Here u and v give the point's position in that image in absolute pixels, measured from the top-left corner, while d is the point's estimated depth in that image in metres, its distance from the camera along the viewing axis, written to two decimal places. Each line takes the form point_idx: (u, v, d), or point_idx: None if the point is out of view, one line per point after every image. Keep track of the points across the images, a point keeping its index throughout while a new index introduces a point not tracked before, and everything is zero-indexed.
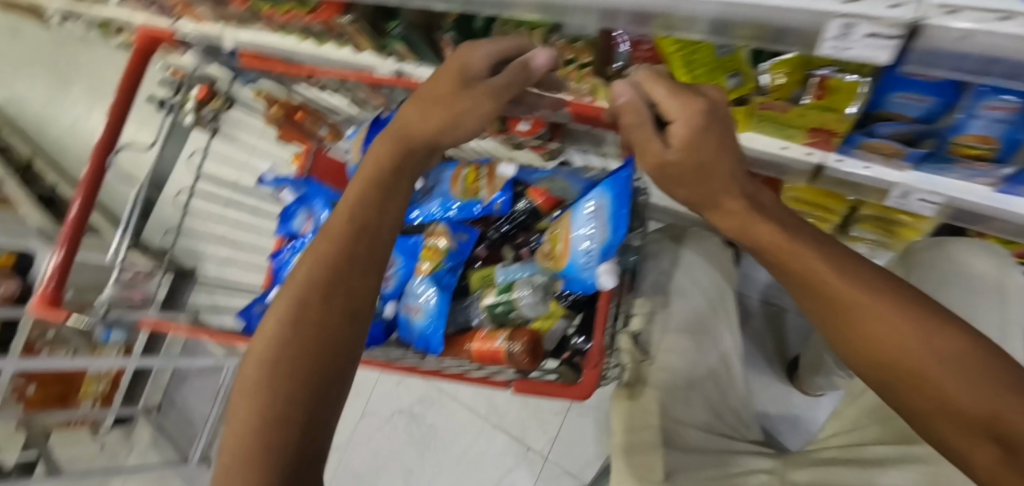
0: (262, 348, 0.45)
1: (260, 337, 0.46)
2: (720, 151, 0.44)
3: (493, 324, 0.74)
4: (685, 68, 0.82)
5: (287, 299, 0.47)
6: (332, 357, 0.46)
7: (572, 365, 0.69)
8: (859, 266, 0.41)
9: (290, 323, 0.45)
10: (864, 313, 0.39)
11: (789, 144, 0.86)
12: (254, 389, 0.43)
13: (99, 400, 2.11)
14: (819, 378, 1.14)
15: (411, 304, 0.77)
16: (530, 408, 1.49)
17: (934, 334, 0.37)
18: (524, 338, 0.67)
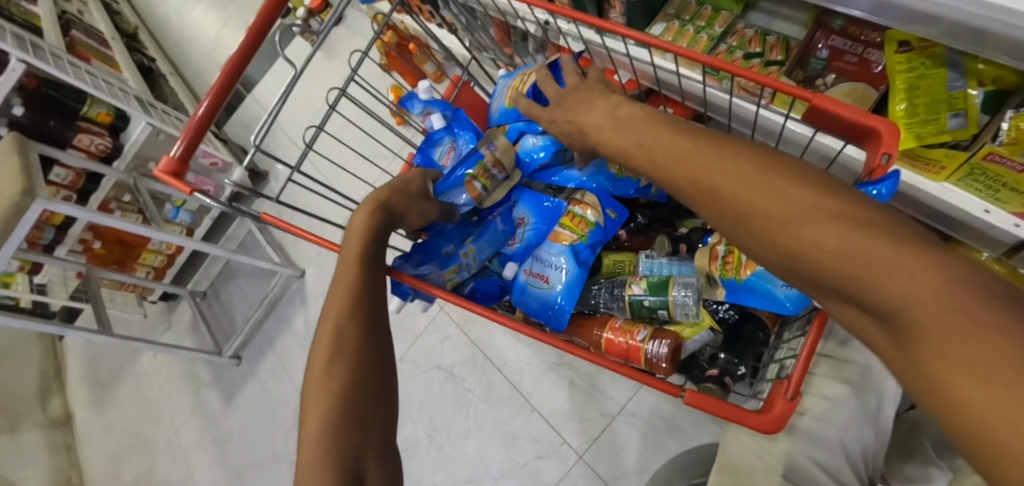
0: (331, 323, 0.63)
1: (328, 316, 0.63)
2: (768, 204, 0.44)
3: (631, 316, 0.74)
4: (906, 96, 0.74)
5: (344, 292, 0.65)
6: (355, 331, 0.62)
7: (720, 383, 0.67)
8: (774, 162, 0.47)
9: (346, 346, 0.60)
10: (757, 198, 0.45)
11: (994, 208, 0.75)
12: (325, 359, 0.60)
13: (152, 273, 2.16)
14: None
15: (542, 272, 0.80)
16: (578, 401, 1.44)
17: (834, 214, 0.40)
18: (673, 341, 0.67)
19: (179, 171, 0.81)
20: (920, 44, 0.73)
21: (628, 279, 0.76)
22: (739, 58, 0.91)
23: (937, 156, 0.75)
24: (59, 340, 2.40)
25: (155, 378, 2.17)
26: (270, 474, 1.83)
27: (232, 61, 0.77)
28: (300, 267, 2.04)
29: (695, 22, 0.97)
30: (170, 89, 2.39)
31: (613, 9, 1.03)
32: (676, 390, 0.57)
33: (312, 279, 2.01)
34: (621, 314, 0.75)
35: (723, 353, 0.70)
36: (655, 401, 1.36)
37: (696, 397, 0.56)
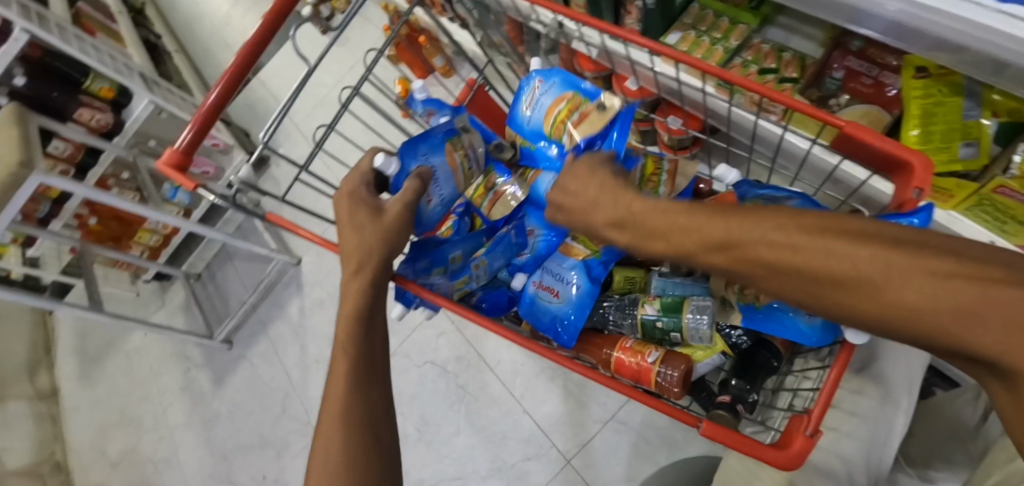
0: (342, 345, 0.61)
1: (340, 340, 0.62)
2: (813, 261, 0.40)
3: (642, 337, 0.73)
4: (921, 121, 0.74)
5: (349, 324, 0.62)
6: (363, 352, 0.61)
7: (733, 411, 0.66)
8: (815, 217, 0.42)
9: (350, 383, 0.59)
10: (821, 264, 0.40)
11: (1000, 239, 0.75)
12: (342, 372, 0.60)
13: (147, 251, 2.14)
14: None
15: (551, 286, 0.77)
16: (569, 406, 1.44)
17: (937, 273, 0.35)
18: (684, 366, 0.66)
19: (182, 163, 0.79)
20: (937, 71, 0.73)
21: (642, 298, 0.74)
22: (755, 72, 0.91)
23: (948, 185, 0.75)
24: (51, 312, 2.38)
25: (145, 356, 2.15)
26: (256, 459, 1.82)
27: (244, 50, 0.75)
28: (297, 254, 2.03)
29: (711, 33, 0.96)
30: (175, 66, 2.36)
31: (630, 15, 1.03)
32: (691, 419, 0.54)
33: (309, 267, 2.00)
34: (633, 334, 0.74)
35: (735, 379, 0.70)
36: (647, 410, 1.36)
37: (712, 429, 0.52)
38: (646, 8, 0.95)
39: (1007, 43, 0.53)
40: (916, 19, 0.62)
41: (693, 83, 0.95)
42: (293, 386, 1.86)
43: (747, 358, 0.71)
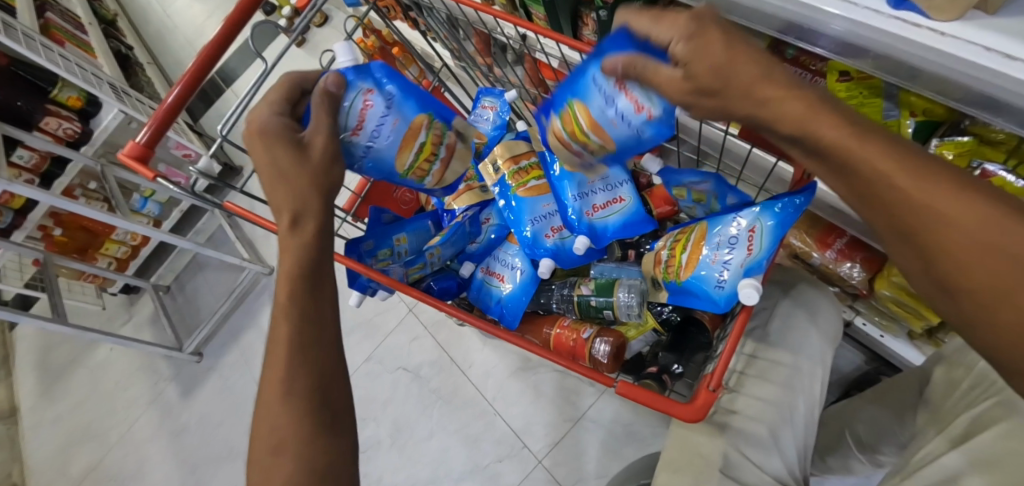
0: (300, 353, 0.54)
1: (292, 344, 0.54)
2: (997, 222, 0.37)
3: (579, 315, 0.74)
4: None
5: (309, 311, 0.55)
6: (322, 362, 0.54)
7: (658, 380, 0.69)
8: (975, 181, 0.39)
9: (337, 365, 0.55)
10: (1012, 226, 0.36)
11: None
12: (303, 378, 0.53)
13: (115, 263, 2.11)
14: (830, 459, 1.10)
15: (497, 271, 0.78)
16: (541, 406, 1.46)
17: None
18: (615, 338, 0.67)
19: (144, 156, 0.81)
20: (858, 75, 0.80)
21: (578, 279, 0.75)
22: None
23: None
24: (11, 328, 2.31)
25: (112, 369, 2.10)
26: (226, 471, 1.79)
27: (206, 48, 0.77)
28: (270, 264, 2.03)
29: None
30: (147, 78, 2.36)
31: (586, 27, 1.09)
32: (610, 379, 0.58)
33: (281, 276, 2.00)
34: (571, 313, 0.75)
35: (663, 351, 0.72)
36: (616, 407, 1.40)
37: (628, 389, 0.56)
38: (600, 20, 1.01)
39: (910, 49, 0.60)
40: (859, 37, 0.64)
41: None
42: None
43: (676, 333, 0.73)
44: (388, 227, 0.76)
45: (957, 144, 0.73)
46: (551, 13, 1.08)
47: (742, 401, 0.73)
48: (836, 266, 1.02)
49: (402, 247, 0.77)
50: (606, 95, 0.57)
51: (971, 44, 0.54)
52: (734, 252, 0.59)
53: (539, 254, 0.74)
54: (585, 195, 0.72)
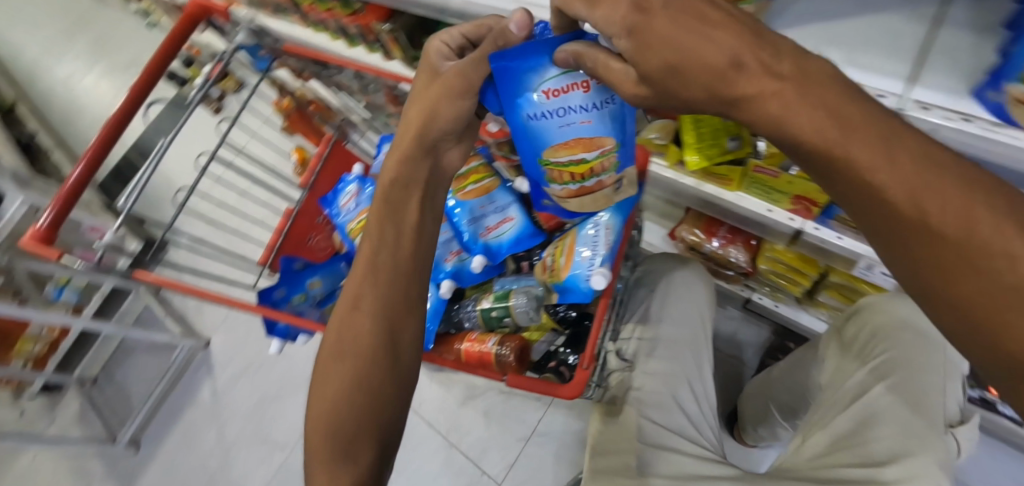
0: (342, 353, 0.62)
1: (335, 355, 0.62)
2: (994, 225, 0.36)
3: (484, 327, 0.80)
4: (692, 126, 0.91)
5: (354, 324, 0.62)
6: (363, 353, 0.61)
7: (556, 373, 0.77)
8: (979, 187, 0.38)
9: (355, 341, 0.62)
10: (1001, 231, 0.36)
11: (774, 207, 0.93)
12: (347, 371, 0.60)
13: (31, 362, 1.98)
14: (761, 429, 1.18)
15: None
16: (494, 430, 1.50)
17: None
18: (514, 341, 0.73)
19: (49, 237, 0.82)
20: None
21: (480, 294, 0.84)
22: None
23: (725, 172, 0.94)
24: None
25: (32, 478, 1.93)
26: None
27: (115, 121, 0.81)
28: (204, 336, 1.97)
29: None
30: (56, 164, 2.29)
31: None
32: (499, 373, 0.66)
33: (218, 347, 1.95)
34: (477, 327, 0.81)
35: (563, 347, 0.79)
36: (564, 418, 1.46)
37: (518, 380, 0.66)
38: None
39: None
40: None
41: None
42: (212, 474, 1.76)
43: (574, 328, 0.80)
44: (302, 274, 0.85)
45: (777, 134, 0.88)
46: None
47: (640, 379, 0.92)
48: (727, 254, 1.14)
49: (317, 290, 0.84)
50: (556, 106, 0.58)
51: None
52: (598, 248, 0.72)
53: (440, 277, 0.81)
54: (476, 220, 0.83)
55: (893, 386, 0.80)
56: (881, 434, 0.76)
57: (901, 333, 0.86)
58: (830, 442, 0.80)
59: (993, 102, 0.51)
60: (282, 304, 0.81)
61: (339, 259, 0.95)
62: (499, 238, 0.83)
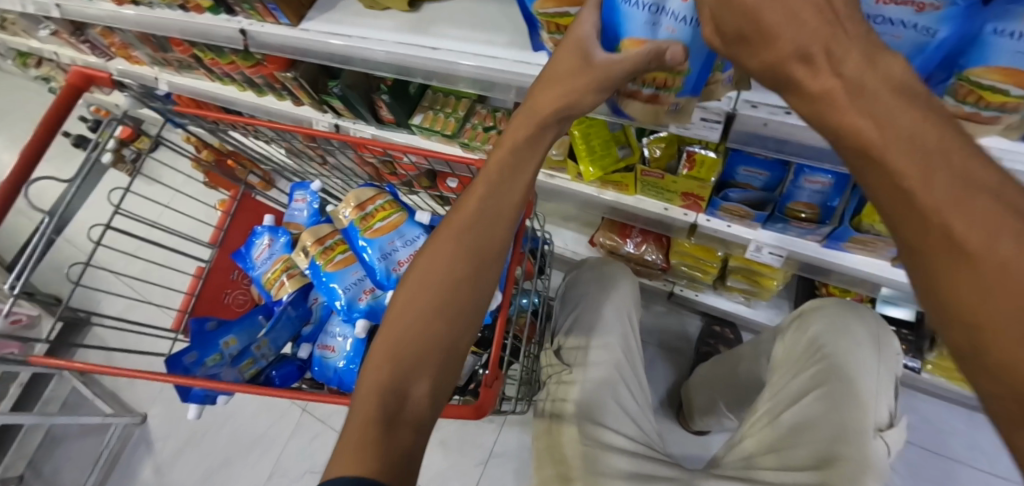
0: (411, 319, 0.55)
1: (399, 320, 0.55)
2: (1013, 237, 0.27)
3: None
4: (584, 139, 0.97)
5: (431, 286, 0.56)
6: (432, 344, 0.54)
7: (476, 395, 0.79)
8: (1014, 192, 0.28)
9: (435, 274, 0.57)
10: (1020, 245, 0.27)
11: (670, 205, 1.01)
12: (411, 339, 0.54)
13: None
14: (708, 418, 1.22)
15: (328, 343, 0.85)
16: (452, 460, 1.49)
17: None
18: None
19: None
20: None
21: None
22: (481, 132, 1.15)
23: (619, 179, 1.00)
24: None
25: None
26: None
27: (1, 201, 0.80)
28: (140, 411, 1.87)
29: (444, 109, 1.20)
30: None
31: (381, 109, 1.26)
32: None
33: (157, 420, 1.85)
34: None
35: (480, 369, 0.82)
36: (519, 435, 1.48)
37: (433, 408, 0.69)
38: (386, 102, 1.17)
39: None
40: None
41: (450, 152, 1.24)
42: None
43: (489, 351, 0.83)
44: (213, 334, 0.84)
45: (662, 138, 0.94)
46: (349, 104, 1.26)
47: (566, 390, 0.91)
48: (643, 254, 1.21)
49: (233, 348, 0.84)
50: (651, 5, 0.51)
51: None
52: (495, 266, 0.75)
53: (354, 317, 0.83)
54: (383, 256, 0.84)
55: (821, 397, 0.81)
56: (808, 443, 0.78)
57: (836, 338, 0.86)
58: (772, 442, 0.83)
59: None
60: (195, 368, 0.80)
61: (258, 312, 0.95)
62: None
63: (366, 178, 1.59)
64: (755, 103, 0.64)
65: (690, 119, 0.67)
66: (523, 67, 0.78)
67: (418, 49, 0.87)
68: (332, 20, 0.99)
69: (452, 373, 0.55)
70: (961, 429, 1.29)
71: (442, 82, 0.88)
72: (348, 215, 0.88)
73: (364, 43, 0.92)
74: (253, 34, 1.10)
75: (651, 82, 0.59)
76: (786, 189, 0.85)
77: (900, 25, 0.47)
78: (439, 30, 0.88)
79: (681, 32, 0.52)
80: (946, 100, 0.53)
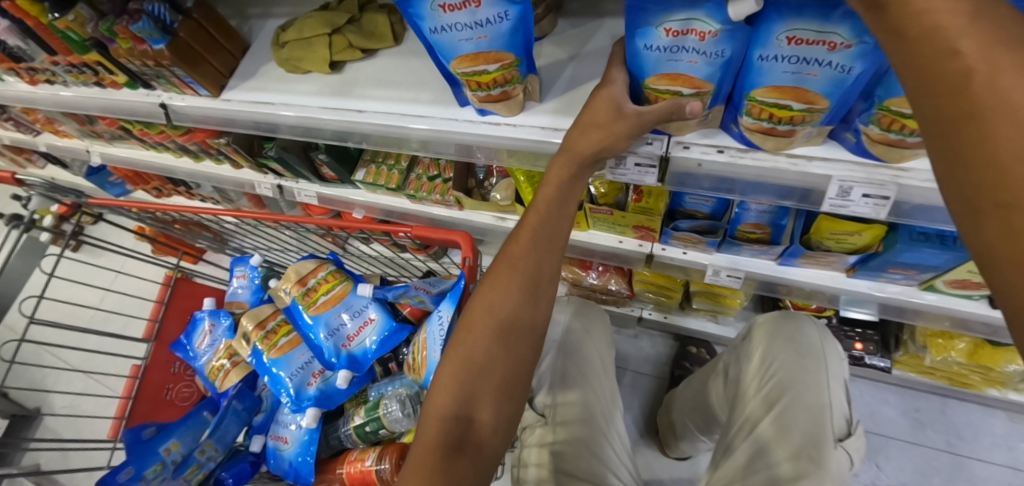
0: (453, 374, 0.57)
1: (444, 378, 0.57)
2: None
3: (363, 444, 0.75)
4: (528, 182, 0.96)
5: (478, 339, 0.58)
6: (487, 393, 0.56)
7: None
8: None
9: (496, 301, 0.59)
10: None
11: (624, 237, 1.00)
12: (455, 391, 0.56)
13: None
14: (683, 443, 1.20)
15: (281, 433, 0.79)
16: None
17: None
18: (394, 453, 0.68)
19: None
20: None
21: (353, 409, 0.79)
22: (426, 181, 1.11)
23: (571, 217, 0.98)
24: None
25: None
26: None
27: None
28: None
29: (387, 161, 1.16)
30: None
31: (323, 167, 1.21)
32: None
33: None
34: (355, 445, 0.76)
35: None
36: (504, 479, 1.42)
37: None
38: (324, 160, 1.12)
39: None
40: None
41: (397, 204, 1.21)
42: None
43: None
44: (152, 442, 0.78)
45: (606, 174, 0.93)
46: (287, 164, 1.20)
47: (533, 452, 0.84)
48: (606, 283, 1.19)
49: (175, 454, 0.78)
50: (669, 45, 0.51)
51: (541, 127, 0.70)
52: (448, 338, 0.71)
53: (305, 406, 0.78)
54: (333, 335, 0.79)
55: (781, 410, 0.79)
56: (785, 455, 0.75)
57: (783, 349, 0.86)
58: (746, 463, 0.76)
59: (736, 130, 0.61)
60: (134, 483, 0.73)
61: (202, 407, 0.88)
62: (362, 345, 0.79)
63: (317, 236, 1.53)
64: (686, 143, 0.63)
65: (625, 164, 0.66)
66: (453, 121, 0.75)
67: (344, 112, 0.83)
68: (254, 88, 0.95)
69: (514, 410, 0.57)
70: (938, 417, 1.31)
71: (374, 144, 0.85)
72: (289, 292, 0.81)
73: (287, 110, 0.88)
74: (174, 107, 1.05)
75: (483, 85, 0.65)
76: (733, 216, 0.85)
77: (816, 63, 0.48)
78: (364, 91, 0.85)
79: (705, 65, 0.52)
80: (868, 128, 0.54)
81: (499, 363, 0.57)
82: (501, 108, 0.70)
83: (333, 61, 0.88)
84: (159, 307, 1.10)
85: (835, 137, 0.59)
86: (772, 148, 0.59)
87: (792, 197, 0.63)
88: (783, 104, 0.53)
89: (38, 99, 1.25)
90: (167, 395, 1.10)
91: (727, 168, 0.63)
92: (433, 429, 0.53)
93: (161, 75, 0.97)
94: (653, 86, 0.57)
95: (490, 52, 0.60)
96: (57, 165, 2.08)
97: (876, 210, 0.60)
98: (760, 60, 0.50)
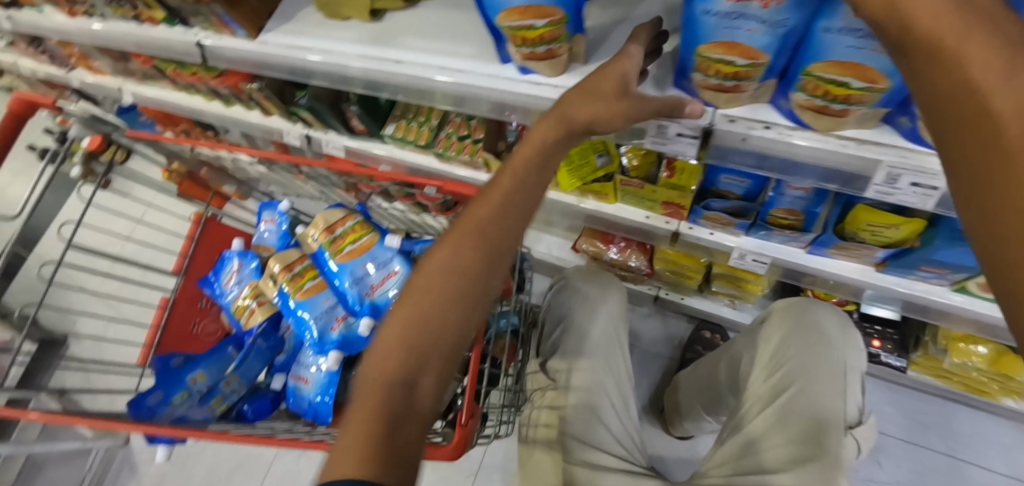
0: (401, 336, 0.50)
1: (388, 340, 0.50)
2: None
3: None
4: (561, 148, 0.95)
5: (431, 301, 0.52)
6: (435, 363, 0.50)
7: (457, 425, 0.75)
8: None
9: (461, 241, 0.54)
10: None
11: (651, 213, 0.99)
12: (401, 356, 0.49)
13: None
14: (686, 423, 1.22)
15: (303, 374, 0.79)
16: (442, 474, 1.47)
17: None
18: None
19: None
20: None
21: None
22: (455, 140, 1.11)
23: (599, 189, 0.98)
24: None
25: None
26: None
27: None
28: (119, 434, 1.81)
29: (417, 118, 1.15)
30: None
31: (353, 119, 1.21)
32: None
33: (140, 443, 1.80)
34: None
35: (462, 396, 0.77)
36: (506, 444, 1.45)
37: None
38: (355, 112, 1.13)
39: None
40: None
41: (425, 162, 1.20)
42: None
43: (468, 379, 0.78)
44: (181, 371, 0.82)
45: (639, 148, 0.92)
46: (318, 115, 1.21)
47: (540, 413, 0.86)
48: (627, 259, 1.19)
49: (201, 384, 0.82)
50: (729, 12, 0.49)
51: None
52: None
53: (327, 349, 0.79)
54: (359, 283, 0.81)
55: (790, 396, 0.79)
56: (785, 442, 0.75)
57: (800, 336, 0.85)
58: (745, 443, 0.79)
59: (786, 106, 0.59)
60: (161, 408, 0.76)
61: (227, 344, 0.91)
62: (385, 296, 0.80)
63: (341, 190, 1.54)
64: (733, 118, 0.62)
65: (667, 133, 0.65)
66: (493, 78, 0.74)
67: (383, 61, 0.82)
68: (292, 31, 0.94)
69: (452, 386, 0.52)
70: (947, 422, 1.30)
71: (410, 96, 0.84)
72: (317, 239, 0.83)
73: (325, 55, 0.87)
74: (210, 47, 1.04)
75: (529, 42, 0.64)
76: (766, 198, 0.84)
77: (884, 40, 0.45)
78: (404, 41, 0.83)
79: (763, 35, 0.50)
80: None
81: (448, 330, 0.51)
82: (544, 66, 0.68)
83: (374, 9, 0.87)
84: (186, 244, 1.12)
85: (889, 121, 0.57)
86: (822, 127, 0.58)
87: (837, 181, 0.62)
88: (841, 81, 0.51)
89: (76, 30, 1.25)
90: (199, 330, 1.13)
91: (773, 145, 0.61)
92: (373, 396, 0.47)
93: (200, 12, 0.96)
94: (705, 54, 0.55)
95: (540, 6, 0.58)
96: (88, 100, 2.10)
97: (922, 199, 0.59)
98: (825, 33, 0.47)
